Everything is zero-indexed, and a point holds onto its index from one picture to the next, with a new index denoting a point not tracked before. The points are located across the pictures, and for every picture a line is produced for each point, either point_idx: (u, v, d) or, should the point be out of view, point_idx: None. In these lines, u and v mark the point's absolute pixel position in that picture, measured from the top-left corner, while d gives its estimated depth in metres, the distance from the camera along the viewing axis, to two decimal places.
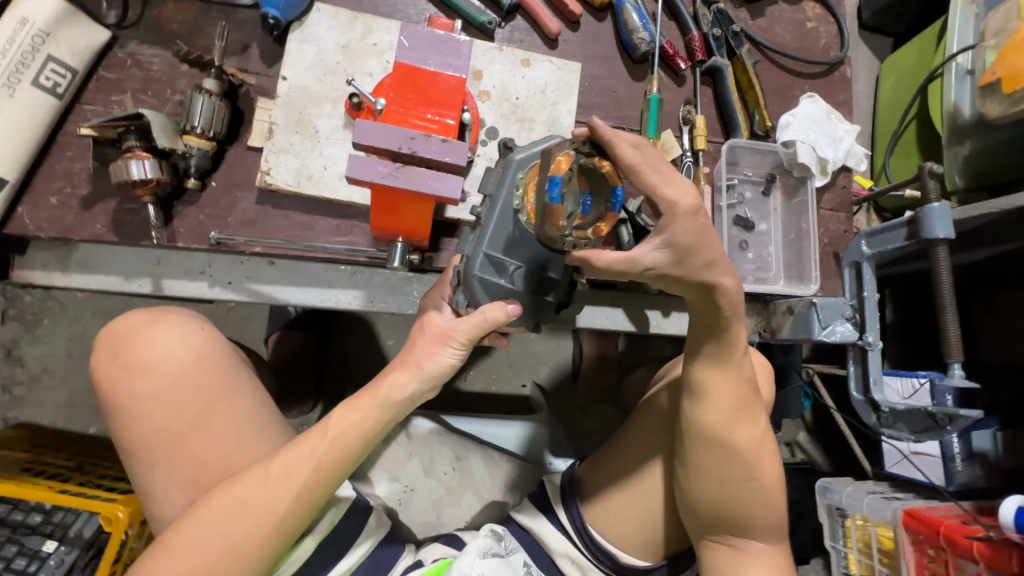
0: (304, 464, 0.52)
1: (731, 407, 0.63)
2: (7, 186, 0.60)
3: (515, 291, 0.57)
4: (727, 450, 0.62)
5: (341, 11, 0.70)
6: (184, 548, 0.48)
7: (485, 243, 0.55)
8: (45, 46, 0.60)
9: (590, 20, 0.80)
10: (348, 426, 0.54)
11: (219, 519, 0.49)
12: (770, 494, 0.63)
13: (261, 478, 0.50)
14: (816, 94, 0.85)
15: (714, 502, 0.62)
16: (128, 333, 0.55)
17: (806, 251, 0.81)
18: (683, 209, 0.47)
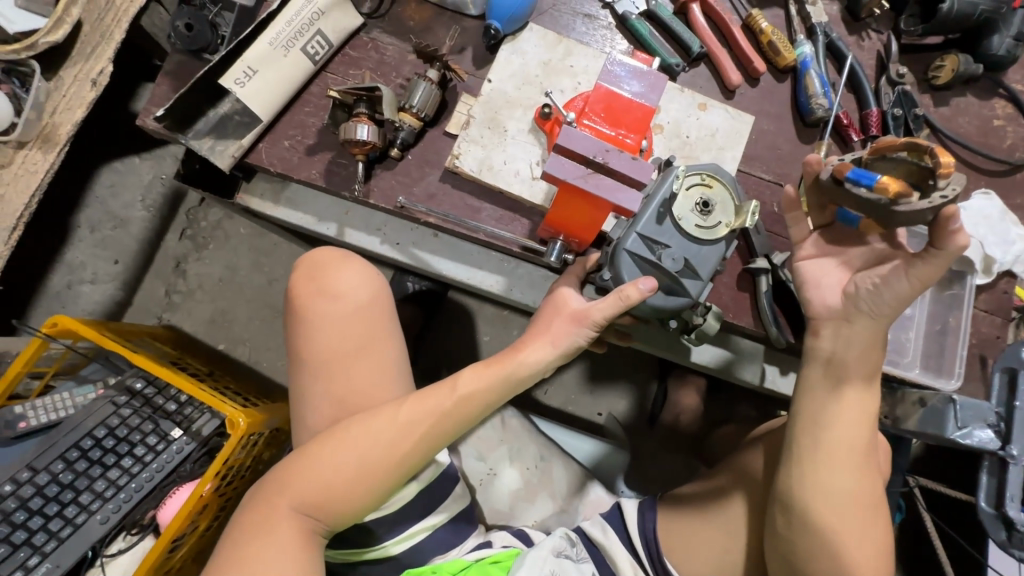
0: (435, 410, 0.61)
1: (843, 456, 0.63)
2: (260, 125, 0.73)
3: (662, 270, 0.64)
4: (834, 503, 0.62)
5: (549, 34, 0.79)
6: (334, 456, 0.59)
7: (639, 225, 0.64)
8: (318, 22, 0.74)
9: (770, 79, 0.84)
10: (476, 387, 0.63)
11: (363, 440, 0.60)
12: (875, 561, 0.62)
13: (399, 415, 0.61)
14: (992, 192, 0.82)
15: (816, 556, 0.62)
16: (324, 265, 0.69)
17: (950, 346, 0.78)
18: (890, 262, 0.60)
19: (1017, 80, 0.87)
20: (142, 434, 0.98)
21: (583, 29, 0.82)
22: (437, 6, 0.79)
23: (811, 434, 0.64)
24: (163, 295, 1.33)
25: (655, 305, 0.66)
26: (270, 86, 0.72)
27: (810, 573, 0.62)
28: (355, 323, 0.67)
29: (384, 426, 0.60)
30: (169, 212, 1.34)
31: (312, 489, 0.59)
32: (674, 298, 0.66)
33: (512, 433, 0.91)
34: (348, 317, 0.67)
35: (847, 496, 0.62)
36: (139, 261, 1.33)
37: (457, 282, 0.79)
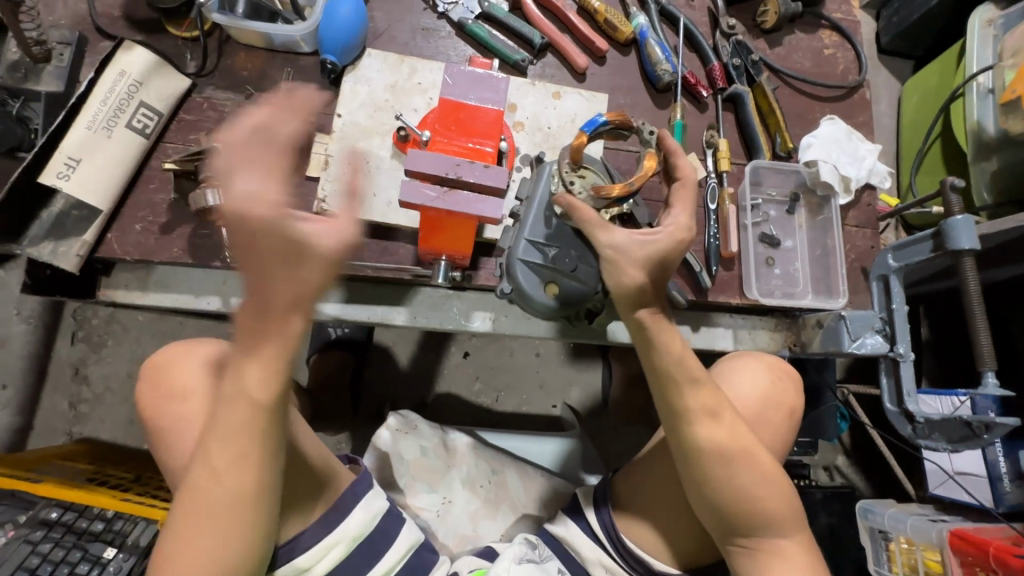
0: (228, 487, 0.53)
1: (692, 398, 0.64)
2: (100, 215, 0.68)
3: (558, 269, 0.65)
4: (700, 446, 0.63)
5: (389, 55, 0.78)
6: (201, 502, 0.53)
7: (526, 231, 0.65)
8: (138, 93, 0.69)
9: (616, 55, 0.86)
10: (258, 432, 0.53)
11: (211, 468, 0.53)
12: (770, 488, 0.64)
13: (198, 508, 0.53)
14: (837, 117, 0.88)
15: (712, 500, 0.64)
16: (164, 364, 0.69)
17: (833, 266, 0.82)
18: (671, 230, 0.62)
19: (836, 9, 0.94)
20: (71, 565, 0.91)
21: (424, 43, 0.81)
22: (268, 50, 0.76)
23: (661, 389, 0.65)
24: (68, 408, 1.22)
25: (565, 304, 0.67)
26: (102, 172, 0.67)
27: (731, 520, 0.64)
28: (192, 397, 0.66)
29: (195, 522, 0.53)
30: (53, 319, 1.24)
31: (201, 546, 0.54)
32: (579, 294, 0.67)
33: (457, 455, 0.89)
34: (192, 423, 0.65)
35: (711, 437, 0.63)
36: (32, 379, 1.22)
37: (359, 322, 0.76)
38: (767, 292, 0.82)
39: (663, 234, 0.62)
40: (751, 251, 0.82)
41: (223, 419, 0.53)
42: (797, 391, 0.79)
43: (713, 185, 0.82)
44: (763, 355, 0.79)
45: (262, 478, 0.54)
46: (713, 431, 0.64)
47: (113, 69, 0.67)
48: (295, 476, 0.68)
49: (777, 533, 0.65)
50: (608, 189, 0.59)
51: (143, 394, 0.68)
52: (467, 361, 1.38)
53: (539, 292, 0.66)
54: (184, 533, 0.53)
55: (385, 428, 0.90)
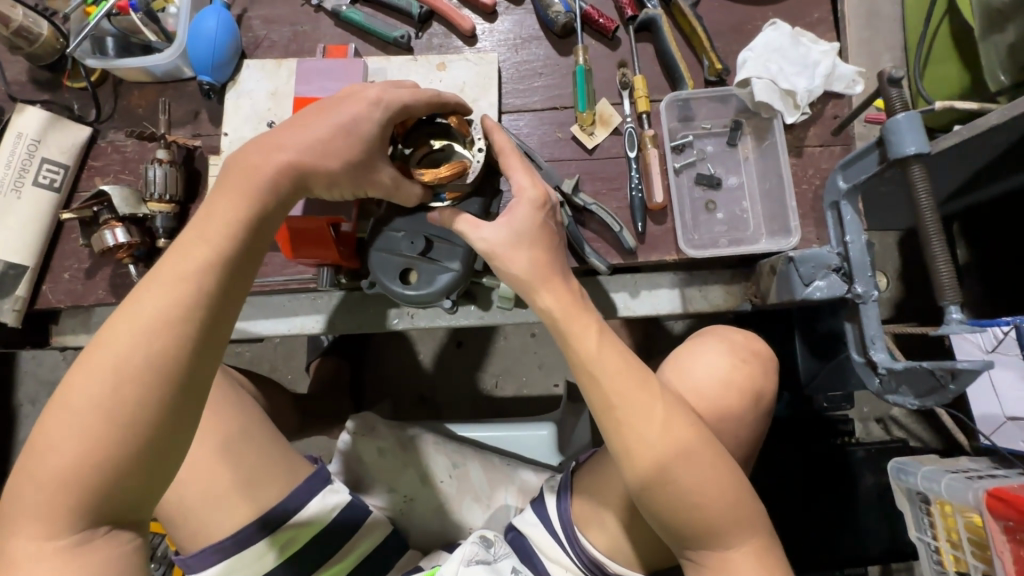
0: (138, 332, 0.45)
1: (622, 405, 0.54)
2: (29, 271, 0.73)
3: (410, 254, 0.64)
4: (638, 459, 0.54)
5: (267, 62, 0.76)
6: (73, 406, 0.43)
7: (382, 221, 0.65)
8: (39, 151, 0.73)
9: (507, 7, 0.77)
10: (193, 278, 0.47)
11: (106, 368, 0.44)
12: (723, 496, 0.55)
13: (97, 362, 0.44)
14: (781, 20, 0.74)
15: (660, 513, 0.55)
16: None
17: (784, 198, 0.70)
18: (528, 196, 0.59)
19: None
20: None
21: (304, 42, 0.78)
22: (156, 83, 0.78)
23: (584, 386, 0.56)
24: None
25: (436, 291, 0.65)
26: (20, 231, 0.72)
27: (682, 532, 0.56)
28: None
29: (62, 432, 0.43)
30: None
31: (58, 474, 0.43)
32: (439, 277, 0.65)
33: (415, 454, 0.88)
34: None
35: (650, 443, 0.53)
36: None
37: (281, 337, 0.77)
38: (710, 242, 0.71)
39: (515, 205, 0.59)
40: (682, 198, 0.72)
41: (144, 302, 0.46)
42: (767, 375, 0.71)
43: (630, 130, 0.72)
44: (728, 336, 0.72)
45: (173, 371, 0.45)
46: (645, 429, 0.54)
47: (11, 133, 0.71)
48: (254, 475, 0.71)
49: (729, 543, 0.56)
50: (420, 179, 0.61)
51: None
52: (461, 350, 1.37)
53: (396, 282, 0.65)
54: (51, 446, 0.43)
55: (346, 431, 0.89)
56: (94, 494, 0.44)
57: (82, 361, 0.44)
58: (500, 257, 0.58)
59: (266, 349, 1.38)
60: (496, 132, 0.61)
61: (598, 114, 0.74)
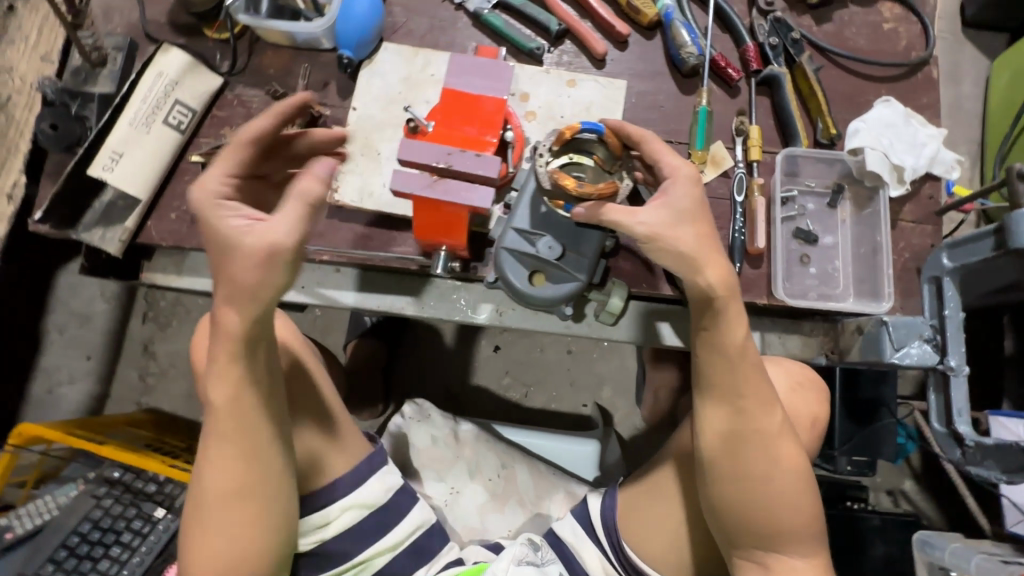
0: (221, 471, 0.60)
1: (735, 397, 0.59)
2: (140, 205, 0.74)
3: (542, 259, 0.65)
4: (737, 451, 0.58)
5: (404, 48, 0.79)
6: (212, 524, 0.61)
7: (513, 221, 0.66)
8: (174, 92, 0.74)
9: (639, 39, 0.81)
10: (230, 428, 0.60)
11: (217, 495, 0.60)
12: (804, 499, 0.58)
13: (209, 497, 0.61)
14: (893, 98, 0.79)
15: (736, 506, 0.58)
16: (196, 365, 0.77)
17: (879, 266, 0.74)
18: (683, 172, 0.59)
19: None
20: (127, 520, 1.02)
21: (440, 35, 0.81)
22: (292, 48, 0.80)
23: (712, 366, 0.60)
24: (138, 380, 1.36)
25: (558, 296, 0.66)
26: (141, 165, 0.73)
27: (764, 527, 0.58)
28: None
29: (206, 542, 0.60)
30: (129, 300, 1.38)
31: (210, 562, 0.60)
32: (563, 284, 0.67)
33: (467, 447, 0.89)
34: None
35: (750, 438, 0.58)
36: (109, 353, 1.37)
37: (368, 311, 0.78)
38: (800, 293, 0.74)
39: (670, 184, 0.58)
40: (781, 247, 0.75)
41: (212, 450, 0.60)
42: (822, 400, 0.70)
43: (741, 175, 0.75)
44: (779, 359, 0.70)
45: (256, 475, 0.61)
46: (760, 416, 0.59)
47: (152, 70, 0.73)
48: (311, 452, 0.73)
49: (791, 550, 0.58)
50: (564, 178, 0.56)
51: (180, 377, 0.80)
52: (497, 354, 1.38)
53: (521, 280, 0.67)
54: (201, 549, 0.61)
55: (400, 415, 0.91)
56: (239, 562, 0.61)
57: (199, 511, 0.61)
58: (666, 237, 0.56)
59: (306, 320, 1.38)
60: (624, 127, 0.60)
61: (710, 154, 0.77)
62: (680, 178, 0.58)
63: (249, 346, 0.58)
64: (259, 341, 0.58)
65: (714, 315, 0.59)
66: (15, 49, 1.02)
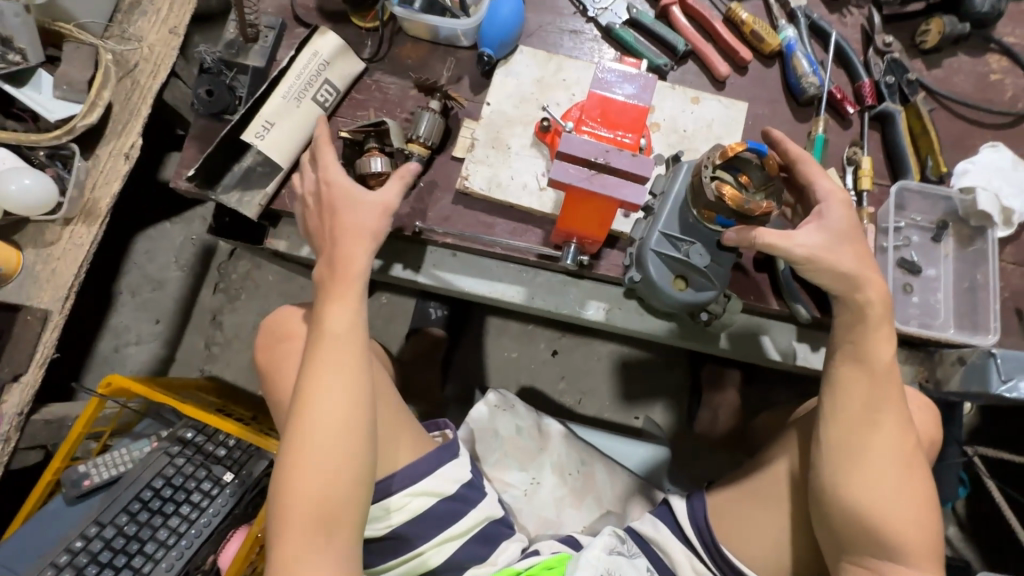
0: (327, 395, 0.62)
1: (868, 409, 0.62)
2: (280, 173, 0.79)
3: (690, 265, 0.66)
4: (864, 458, 0.61)
5: (539, 53, 0.84)
6: (311, 449, 0.60)
7: (660, 224, 0.67)
8: (324, 72, 0.79)
9: (758, 66, 0.86)
10: (341, 357, 0.63)
11: (322, 416, 0.61)
12: (925, 517, 0.60)
13: (308, 431, 0.61)
14: (1001, 144, 0.82)
15: (858, 511, 0.60)
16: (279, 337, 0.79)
17: (983, 302, 0.76)
18: (837, 195, 0.66)
19: (1008, 33, 0.88)
20: (196, 481, 1.04)
21: (570, 44, 0.86)
22: (432, 43, 0.85)
23: (840, 376, 0.64)
24: (203, 348, 1.39)
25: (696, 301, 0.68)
26: (287, 136, 0.78)
27: (884, 538, 0.59)
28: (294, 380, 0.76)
29: (303, 468, 0.60)
30: (203, 269, 1.43)
31: (307, 486, 0.59)
32: (703, 291, 0.68)
33: (550, 441, 0.91)
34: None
35: (879, 448, 0.61)
36: (178, 319, 1.40)
37: (480, 297, 0.81)
38: (902, 319, 0.77)
39: (825, 206, 0.65)
40: (886, 274, 0.78)
41: (319, 368, 0.62)
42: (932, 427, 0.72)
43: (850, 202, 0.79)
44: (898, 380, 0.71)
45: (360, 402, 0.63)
46: (881, 428, 0.62)
47: (309, 49, 0.78)
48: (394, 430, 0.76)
49: (904, 562, 0.59)
50: (729, 192, 0.60)
51: (269, 359, 0.79)
52: (554, 359, 1.40)
53: (666, 285, 0.68)
54: (293, 479, 0.60)
55: (484, 403, 0.92)
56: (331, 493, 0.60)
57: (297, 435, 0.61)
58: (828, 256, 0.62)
59: (372, 306, 1.42)
60: (785, 142, 0.69)
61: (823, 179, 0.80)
62: (836, 198, 0.65)
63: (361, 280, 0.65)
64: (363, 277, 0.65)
65: (863, 328, 0.63)
66: (148, 19, 1.08)
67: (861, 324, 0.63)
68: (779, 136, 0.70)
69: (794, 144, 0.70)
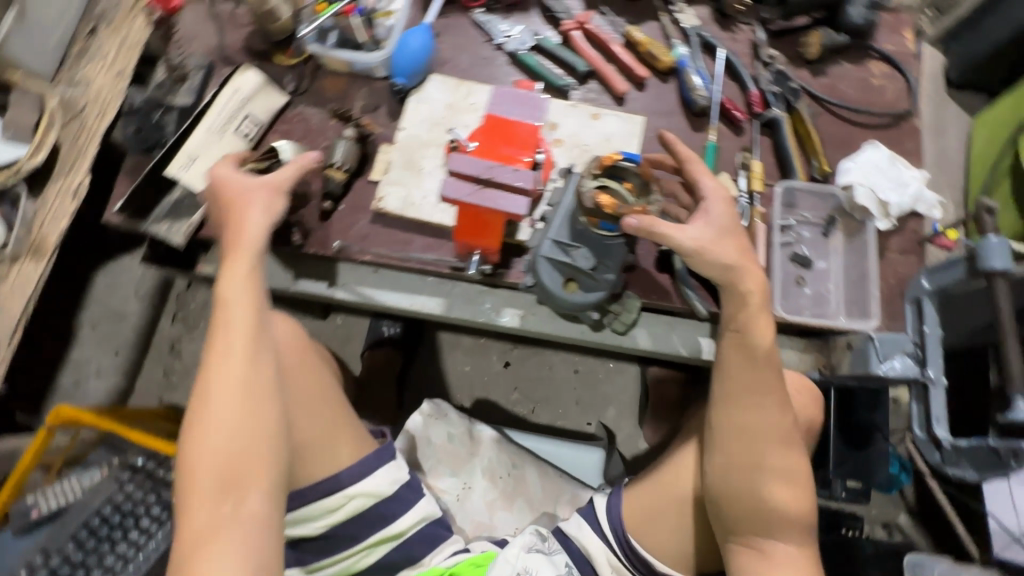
0: (228, 367, 0.67)
1: (750, 391, 0.66)
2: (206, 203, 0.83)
3: (578, 268, 0.72)
4: (742, 437, 0.65)
5: (449, 80, 0.90)
6: (211, 422, 0.65)
7: (551, 232, 0.73)
8: (246, 107, 0.85)
9: (656, 82, 0.92)
10: (238, 326, 0.68)
11: (221, 386, 0.66)
12: (799, 493, 0.63)
13: (210, 392, 0.66)
14: (881, 143, 0.88)
15: (738, 491, 0.64)
16: None
17: (868, 289, 0.81)
18: (718, 194, 0.69)
19: (887, 41, 0.95)
20: (147, 506, 1.06)
21: (480, 70, 0.92)
22: (350, 75, 0.91)
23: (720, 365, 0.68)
24: (162, 377, 1.42)
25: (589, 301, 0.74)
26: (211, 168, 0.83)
27: (762, 516, 0.63)
28: None
29: (203, 437, 0.65)
30: (161, 300, 1.47)
31: (206, 454, 0.64)
32: (592, 292, 0.74)
33: (481, 446, 0.95)
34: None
35: (756, 427, 0.65)
36: (138, 349, 1.44)
37: (401, 310, 0.85)
38: (795, 310, 0.82)
39: (709, 203, 0.68)
40: (779, 268, 0.83)
41: (220, 344, 0.68)
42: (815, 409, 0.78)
43: (745, 202, 0.84)
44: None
45: (260, 371, 0.68)
46: (759, 410, 0.65)
47: (230, 87, 0.84)
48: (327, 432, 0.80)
49: (781, 536, 0.62)
50: (604, 199, 0.66)
51: None
52: (507, 370, 1.44)
53: (557, 287, 0.74)
54: (195, 450, 0.64)
55: (418, 413, 0.96)
56: (228, 463, 0.64)
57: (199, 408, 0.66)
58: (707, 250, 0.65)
59: (328, 327, 1.45)
60: (678, 144, 0.73)
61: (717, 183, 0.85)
62: (718, 196, 0.69)
63: (246, 251, 0.71)
64: (254, 248, 0.71)
65: (745, 314, 0.66)
66: (93, 64, 1.14)
67: (739, 311, 0.66)
68: (669, 137, 0.73)
69: (683, 146, 0.73)
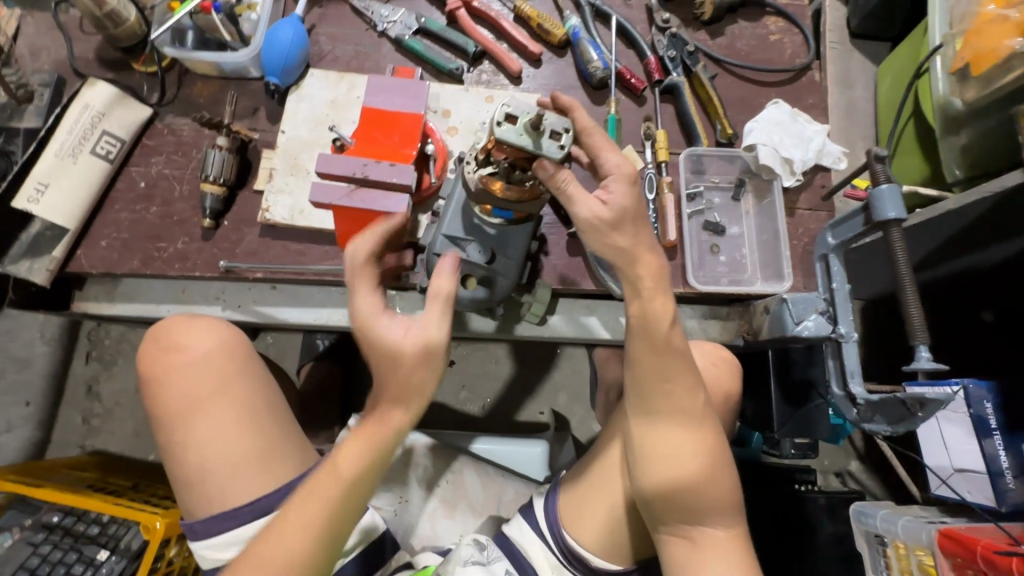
0: (336, 477, 0.58)
1: (658, 380, 0.61)
2: (68, 234, 0.75)
3: (475, 264, 0.68)
4: (660, 423, 0.62)
5: (329, 74, 0.83)
6: (290, 533, 0.56)
7: (444, 227, 0.68)
8: (101, 124, 0.76)
9: (552, 57, 0.88)
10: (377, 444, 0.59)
11: (318, 497, 0.57)
12: (717, 475, 0.62)
13: (306, 502, 0.57)
14: (782, 100, 0.87)
15: (660, 478, 0.61)
16: (173, 323, 0.69)
17: (779, 250, 0.81)
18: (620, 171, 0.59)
19: None
20: (67, 566, 0.98)
21: (364, 60, 0.86)
22: (221, 78, 0.83)
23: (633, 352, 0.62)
24: (82, 422, 1.32)
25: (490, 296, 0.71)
26: (68, 195, 0.74)
27: (693, 502, 0.60)
28: (205, 367, 0.66)
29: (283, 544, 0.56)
30: (71, 340, 1.35)
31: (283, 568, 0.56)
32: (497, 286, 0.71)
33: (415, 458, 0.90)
34: (204, 372, 0.66)
35: (673, 417, 0.62)
36: (50, 397, 1.33)
37: (306, 326, 0.80)
38: (712, 280, 0.80)
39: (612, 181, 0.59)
40: (691, 240, 0.81)
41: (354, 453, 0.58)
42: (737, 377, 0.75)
43: (650, 175, 0.81)
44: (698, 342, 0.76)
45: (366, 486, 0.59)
46: (672, 401, 0.62)
47: (78, 103, 0.75)
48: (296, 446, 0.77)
49: (706, 520, 0.61)
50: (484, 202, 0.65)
51: (148, 337, 0.69)
52: (452, 369, 1.40)
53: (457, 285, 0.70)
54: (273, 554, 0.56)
55: None
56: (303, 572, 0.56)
57: (296, 512, 0.57)
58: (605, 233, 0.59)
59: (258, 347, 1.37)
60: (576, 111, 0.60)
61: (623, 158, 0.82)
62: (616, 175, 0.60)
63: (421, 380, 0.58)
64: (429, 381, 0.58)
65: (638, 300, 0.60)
66: None
67: None
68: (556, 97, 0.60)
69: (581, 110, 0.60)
